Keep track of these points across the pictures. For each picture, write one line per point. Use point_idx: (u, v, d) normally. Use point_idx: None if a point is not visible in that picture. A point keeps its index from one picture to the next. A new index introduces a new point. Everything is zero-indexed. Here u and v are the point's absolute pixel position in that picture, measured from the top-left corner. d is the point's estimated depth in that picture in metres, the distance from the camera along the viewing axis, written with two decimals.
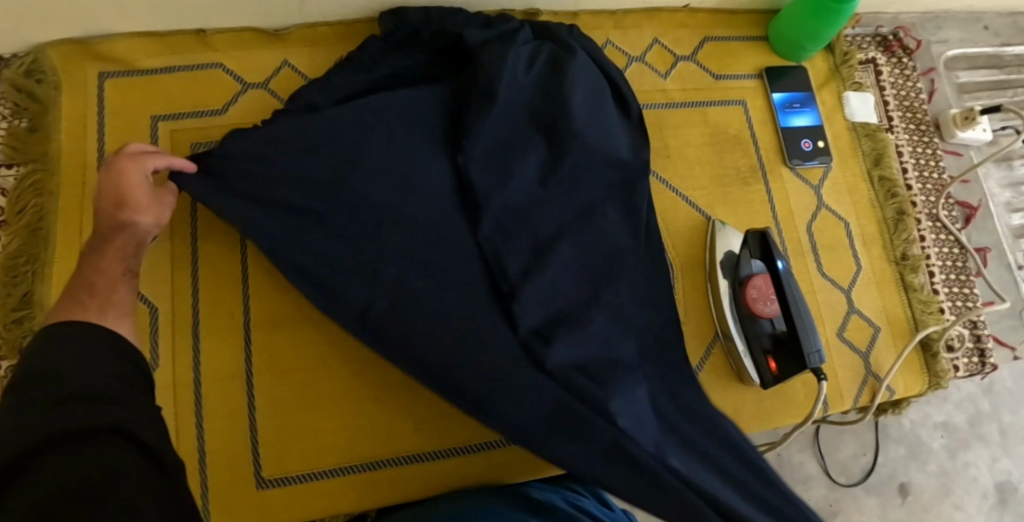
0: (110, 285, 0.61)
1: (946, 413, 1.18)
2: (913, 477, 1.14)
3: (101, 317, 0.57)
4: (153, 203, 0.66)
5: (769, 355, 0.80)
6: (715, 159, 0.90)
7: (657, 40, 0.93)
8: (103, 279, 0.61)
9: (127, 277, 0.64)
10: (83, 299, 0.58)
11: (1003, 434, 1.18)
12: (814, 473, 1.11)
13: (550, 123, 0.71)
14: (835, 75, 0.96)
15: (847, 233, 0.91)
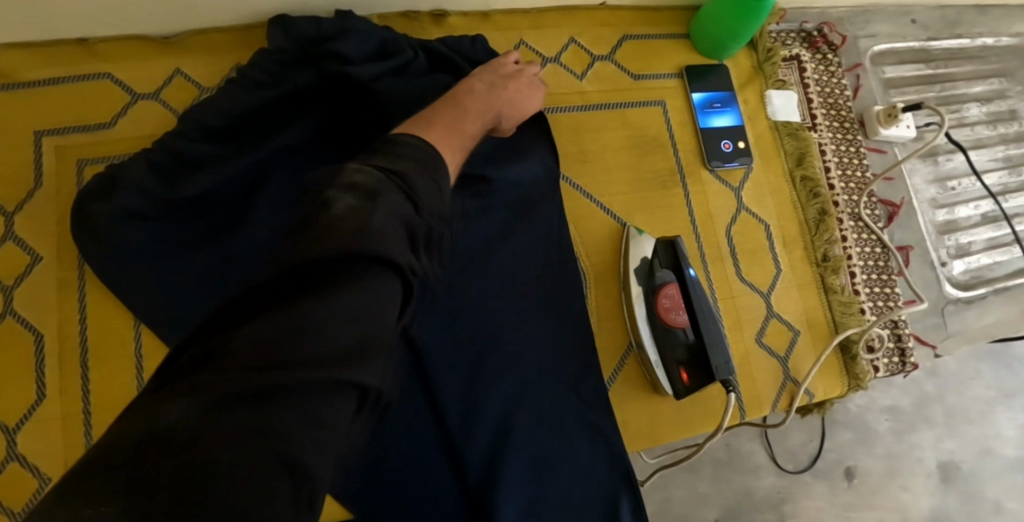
0: None
1: (892, 398, 1.18)
2: (859, 460, 1.14)
3: None
4: None
5: (681, 365, 0.79)
6: (633, 163, 0.88)
7: (574, 39, 0.90)
8: None
9: None
10: None
11: (948, 415, 1.20)
12: (763, 461, 1.11)
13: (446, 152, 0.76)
14: (758, 73, 0.95)
15: (767, 235, 0.90)
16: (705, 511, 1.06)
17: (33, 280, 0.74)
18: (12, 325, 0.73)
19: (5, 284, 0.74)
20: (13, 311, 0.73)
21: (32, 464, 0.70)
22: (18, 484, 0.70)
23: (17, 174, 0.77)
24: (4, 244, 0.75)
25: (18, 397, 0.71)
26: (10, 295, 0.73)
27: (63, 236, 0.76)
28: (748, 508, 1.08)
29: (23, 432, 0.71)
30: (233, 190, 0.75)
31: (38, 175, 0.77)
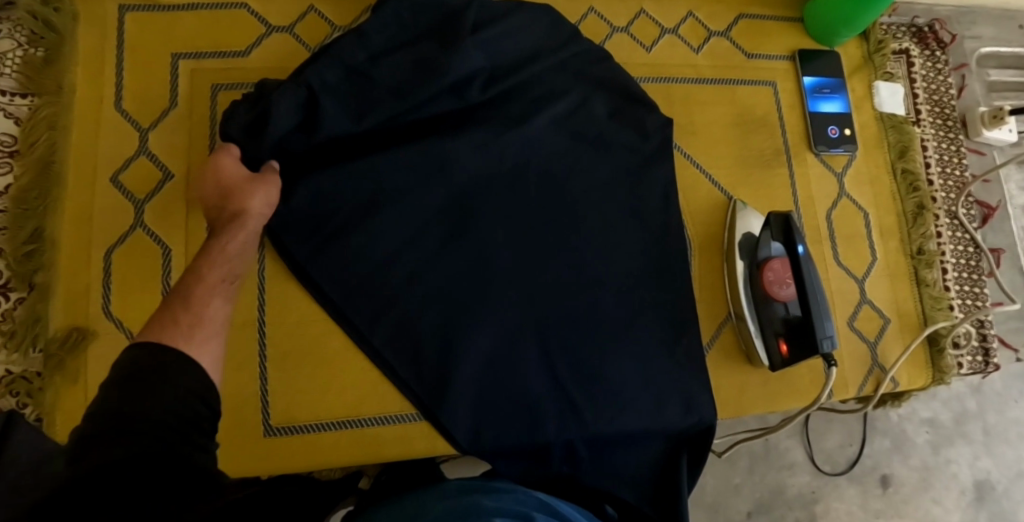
0: (207, 297, 0.60)
1: (932, 410, 1.16)
2: (894, 469, 1.14)
3: (192, 341, 0.55)
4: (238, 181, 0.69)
5: (780, 338, 0.81)
6: (741, 138, 0.89)
7: (692, 12, 0.91)
8: (201, 293, 0.60)
9: (226, 285, 0.63)
10: (178, 318, 0.57)
11: (987, 434, 1.16)
12: (800, 459, 1.11)
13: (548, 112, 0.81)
14: (867, 63, 0.95)
15: (866, 223, 0.91)
16: (739, 501, 1.07)
17: (163, 195, 0.77)
18: (141, 238, 0.76)
19: (137, 197, 0.76)
20: (142, 223, 0.76)
21: None
22: None
23: (153, 95, 0.79)
24: (136, 159, 0.77)
25: (145, 306, 0.74)
26: (140, 208, 0.76)
27: (193, 156, 0.78)
28: (780, 504, 1.09)
29: None
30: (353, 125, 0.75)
31: (173, 96, 0.79)
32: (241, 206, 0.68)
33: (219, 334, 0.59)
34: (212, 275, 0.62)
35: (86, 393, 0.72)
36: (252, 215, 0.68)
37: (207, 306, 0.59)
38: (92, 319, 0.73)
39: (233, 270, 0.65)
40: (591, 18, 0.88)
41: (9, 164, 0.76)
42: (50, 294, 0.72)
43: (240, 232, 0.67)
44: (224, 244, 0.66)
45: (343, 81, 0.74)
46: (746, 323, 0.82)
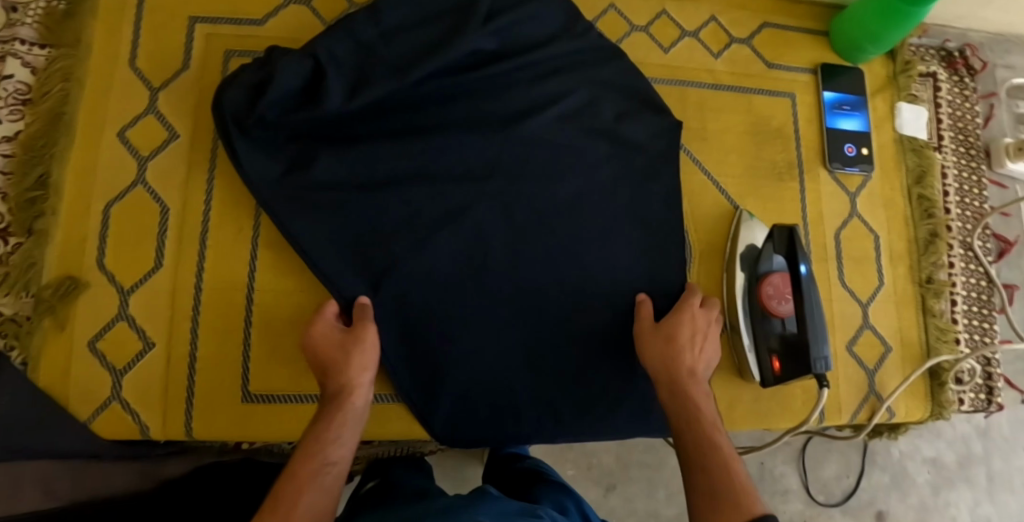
0: (300, 493, 0.58)
1: (936, 449, 1.12)
2: (892, 507, 1.10)
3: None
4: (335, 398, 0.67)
5: (773, 355, 0.78)
6: (753, 149, 0.87)
7: (714, 17, 0.90)
8: (292, 485, 0.58)
9: (326, 473, 0.61)
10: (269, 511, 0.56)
11: (991, 480, 1.12)
12: (794, 486, 1.08)
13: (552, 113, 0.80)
14: (892, 83, 0.93)
15: (876, 246, 0.89)
16: None
17: (167, 154, 0.77)
18: (140, 195, 0.76)
19: (141, 153, 0.77)
20: (144, 181, 0.76)
21: (141, 329, 0.74)
22: (125, 344, 0.73)
23: (166, 56, 0.79)
24: (144, 116, 0.78)
25: (138, 262, 0.74)
26: (144, 166, 0.76)
27: (200, 118, 0.78)
28: None
29: (137, 296, 0.74)
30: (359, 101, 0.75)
31: (186, 57, 0.79)
32: (343, 382, 0.67)
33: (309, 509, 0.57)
34: (303, 468, 0.60)
35: (71, 342, 0.72)
36: (353, 398, 0.66)
37: (300, 497, 0.57)
38: (84, 271, 0.74)
39: (335, 446, 0.63)
40: (610, 14, 0.87)
41: (22, 112, 0.78)
42: (46, 241, 0.74)
43: (348, 418, 0.65)
44: (325, 430, 0.64)
45: (346, 55, 0.74)
46: (739, 336, 0.80)
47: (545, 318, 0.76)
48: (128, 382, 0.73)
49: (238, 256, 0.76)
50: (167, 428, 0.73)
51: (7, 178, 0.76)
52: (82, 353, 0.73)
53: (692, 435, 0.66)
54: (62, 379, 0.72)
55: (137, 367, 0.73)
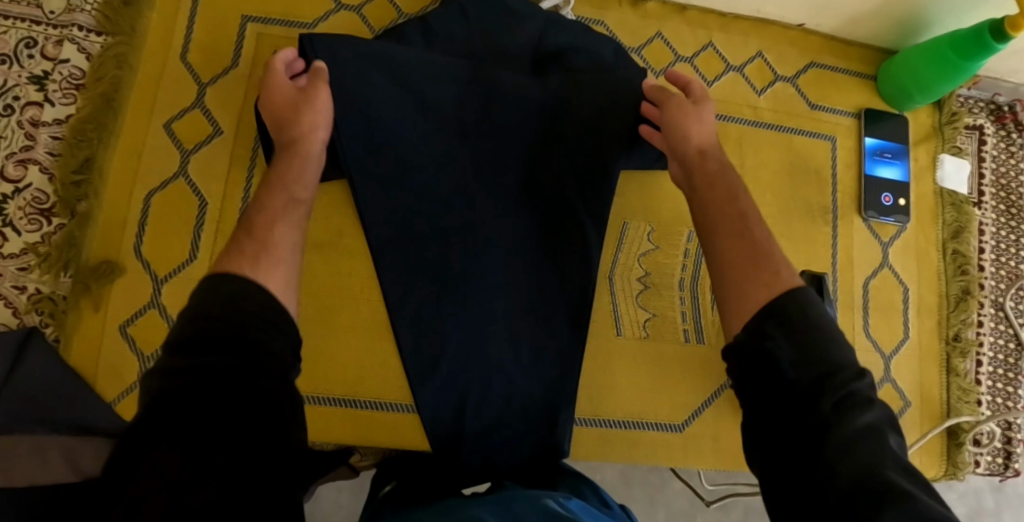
0: (282, 245, 0.60)
1: (945, 502, 1.10)
2: None
3: (255, 269, 0.56)
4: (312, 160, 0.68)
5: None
6: (788, 189, 0.87)
7: (761, 53, 0.89)
8: (274, 237, 0.60)
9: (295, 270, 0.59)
10: (245, 254, 0.57)
11: None
12: None
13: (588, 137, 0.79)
14: (936, 134, 0.91)
15: (904, 298, 0.88)
16: None
17: (209, 149, 0.79)
18: (181, 187, 0.78)
19: (185, 147, 0.79)
20: (186, 173, 0.78)
21: (171, 317, 0.76)
22: (154, 330, 0.75)
23: (216, 52, 0.81)
24: (191, 111, 0.79)
25: (174, 252, 0.77)
26: (186, 158, 0.78)
27: (244, 116, 0.80)
28: None
29: (171, 284, 0.76)
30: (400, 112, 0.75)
31: (236, 55, 0.81)
32: (292, 174, 0.66)
33: (281, 303, 0.56)
34: (281, 241, 0.60)
35: (103, 324, 0.75)
36: (301, 200, 0.66)
37: (270, 250, 0.58)
38: (122, 255, 0.76)
39: (290, 237, 0.61)
40: (656, 43, 0.87)
41: (74, 96, 0.80)
42: (87, 224, 0.76)
43: (295, 198, 0.65)
44: (281, 214, 0.63)
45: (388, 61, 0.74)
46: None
47: (562, 343, 0.78)
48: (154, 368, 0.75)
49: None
50: None
51: (56, 159, 0.79)
52: (112, 335, 0.75)
53: (715, 195, 0.65)
54: (91, 359, 0.74)
55: None
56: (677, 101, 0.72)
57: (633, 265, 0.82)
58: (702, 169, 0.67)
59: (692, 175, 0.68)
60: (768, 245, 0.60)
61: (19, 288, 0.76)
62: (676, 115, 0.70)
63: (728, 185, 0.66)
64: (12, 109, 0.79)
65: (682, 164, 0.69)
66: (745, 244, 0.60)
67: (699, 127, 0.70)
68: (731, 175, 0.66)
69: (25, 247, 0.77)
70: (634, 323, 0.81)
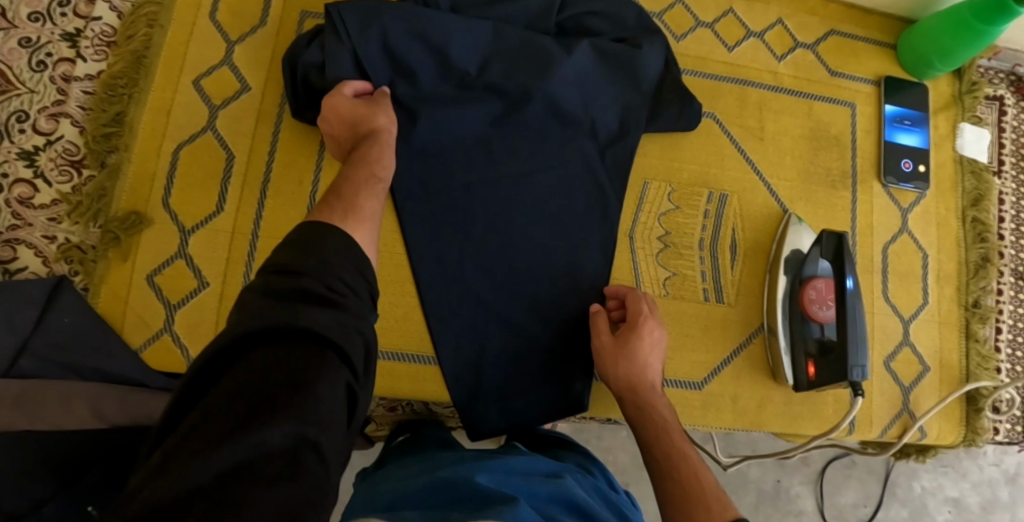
0: (355, 192, 0.62)
1: (959, 490, 1.09)
2: None
3: (343, 220, 0.58)
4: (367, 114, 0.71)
5: (810, 360, 0.78)
6: (809, 154, 0.87)
7: (781, 20, 0.90)
8: (351, 186, 0.63)
9: (371, 185, 0.65)
10: (334, 203, 0.60)
11: None
12: (809, 509, 1.07)
13: (607, 96, 0.80)
14: (956, 102, 0.91)
15: (924, 265, 0.88)
16: None
17: (237, 104, 0.80)
18: (209, 140, 0.79)
19: (213, 102, 0.80)
20: (214, 127, 0.79)
21: (197, 267, 0.77)
22: (180, 280, 0.77)
23: (245, 11, 0.82)
24: (219, 67, 0.81)
25: (200, 205, 0.78)
26: (214, 113, 0.80)
27: (271, 73, 0.81)
28: None
29: (197, 236, 0.77)
30: (426, 67, 0.76)
31: (263, 13, 0.82)
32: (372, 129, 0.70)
33: (370, 201, 0.63)
34: (360, 177, 0.65)
35: (131, 272, 0.76)
36: (387, 137, 0.70)
37: (359, 200, 0.62)
38: (150, 206, 0.77)
39: (377, 174, 0.67)
40: (677, 8, 0.88)
41: (106, 52, 0.82)
42: (118, 175, 0.77)
43: (383, 149, 0.69)
44: (369, 159, 0.67)
45: (414, 15, 0.74)
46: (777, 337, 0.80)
47: (582, 299, 0.79)
48: (180, 316, 0.76)
49: (300, 206, 0.79)
50: None
51: (87, 113, 0.80)
52: (139, 284, 0.76)
53: (647, 429, 0.67)
54: (119, 307, 0.75)
55: (190, 302, 0.76)
56: (612, 340, 0.73)
57: (653, 224, 0.83)
58: (630, 419, 0.70)
59: (628, 410, 0.70)
60: (697, 477, 0.61)
61: (49, 237, 0.77)
62: (618, 368, 0.71)
63: (661, 415, 0.68)
64: (45, 65, 0.81)
65: (621, 399, 0.71)
66: (672, 459, 0.64)
67: (637, 367, 0.70)
68: (658, 407, 0.69)
69: (56, 198, 0.78)
70: (655, 281, 0.82)
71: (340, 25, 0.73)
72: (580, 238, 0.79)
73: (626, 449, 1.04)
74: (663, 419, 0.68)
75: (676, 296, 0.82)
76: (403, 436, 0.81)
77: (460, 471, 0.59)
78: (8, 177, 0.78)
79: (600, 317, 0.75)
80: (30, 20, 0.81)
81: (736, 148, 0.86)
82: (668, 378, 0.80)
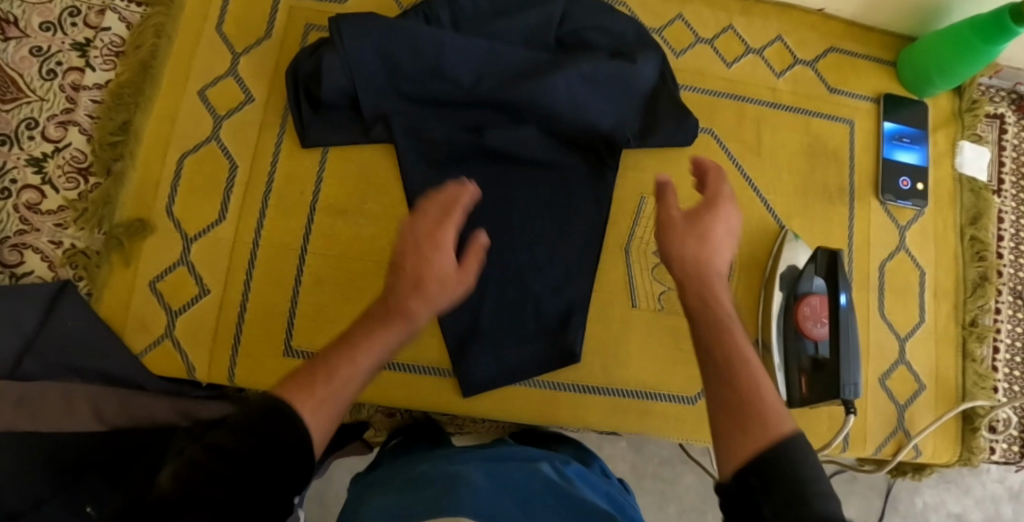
0: (350, 359, 0.56)
1: (962, 509, 1.09)
2: None
3: (315, 409, 0.52)
4: (447, 217, 0.65)
5: (802, 375, 0.78)
6: (806, 172, 0.88)
7: (781, 36, 0.90)
8: (346, 370, 0.55)
9: (369, 371, 0.57)
10: (319, 384, 0.53)
11: None
12: None
13: (606, 110, 0.81)
14: (956, 120, 0.91)
15: (921, 283, 0.88)
16: None
17: (241, 115, 0.81)
18: (212, 150, 0.80)
19: (218, 112, 0.81)
20: (217, 137, 0.81)
21: (199, 273, 0.78)
22: (182, 286, 0.78)
23: (250, 23, 0.84)
24: (224, 78, 0.82)
25: (203, 213, 0.79)
26: (218, 123, 0.81)
27: (275, 84, 0.82)
28: None
29: (199, 244, 0.78)
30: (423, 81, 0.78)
31: (269, 26, 0.84)
32: (438, 241, 0.64)
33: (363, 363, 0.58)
34: (364, 346, 0.58)
35: (135, 278, 0.78)
36: (443, 257, 0.63)
37: (351, 362, 0.56)
38: (154, 214, 0.79)
39: (413, 316, 0.60)
40: (677, 25, 0.88)
41: (114, 62, 0.83)
42: (123, 182, 0.79)
43: (420, 307, 0.61)
44: (425, 291, 0.61)
45: (412, 30, 0.76)
46: (772, 353, 0.81)
47: (577, 312, 0.79)
48: (181, 322, 0.78)
49: (328, 275, 0.79)
50: (209, 371, 0.77)
51: (94, 122, 0.82)
52: (142, 289, 0.78)
53: (707, 324, 0.54)
54: (122, 312, 0.77)
55: (191, 309, 0.78)
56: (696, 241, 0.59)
57: (649, 239, 0.83)
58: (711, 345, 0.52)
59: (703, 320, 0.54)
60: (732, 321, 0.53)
61: (55, 243, 0.79)
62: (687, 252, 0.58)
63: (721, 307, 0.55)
64: (55, 73, 0.83)
65: (692, 300, 0.56)
66: (713, 317, 0.54)
67: (707, 250, 0.59)
68: (723, 300, 0.56)
69: (63, 204, 0.80)
70: (649, 295, 0.83)
71: (340, 39, 0.75)
72: (575, 252, 0.80)
73: (625, 458, 1.05)
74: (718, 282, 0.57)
75: (672, 310, 0.83)
76: (394, 441, 0.81)
77: (440, 466, 0.63)
78: (16, 183, 0.80)
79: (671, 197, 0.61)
80: (41, 29, 0.83)
81: (733, 164, 0.86)
82: (665, 392, 0.81)
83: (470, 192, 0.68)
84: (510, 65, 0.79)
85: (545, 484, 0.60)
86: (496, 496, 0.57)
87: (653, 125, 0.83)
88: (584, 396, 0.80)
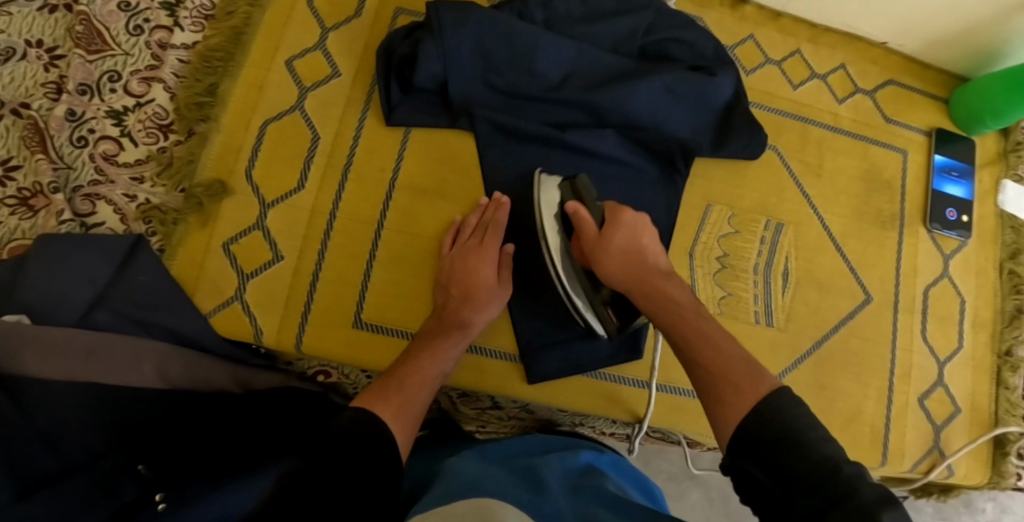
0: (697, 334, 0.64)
1: None
2: None
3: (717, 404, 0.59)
4: (626, 226, 0.71)
5: (609, 309, 0.74)
6: (862, 195, 0.91)
7: (844, 65, 0.94)
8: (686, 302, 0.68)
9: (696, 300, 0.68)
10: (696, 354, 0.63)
11: None
12: None
13: (685, 119, 0.84)
14: (1001, 159, 0.96)
15: (961, 310, 0.92)
16: None
17: (327, 89, 0.82)
18: (296, 120, 0.81)
19: (304, 83, 0.82)
20: (302, 108, 0.82)
21: (274, 239, 0.79)
22: (256, 251, 0.78)
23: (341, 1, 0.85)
24: (312, 51, 0.83)
25: (283, 181, 0.80)
26: (304, 94, 0.82)
27: (362, 62, 0.84)
28: None
29: (277, 211, 0.79)
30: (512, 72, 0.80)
31: (360, 6, 0.85)
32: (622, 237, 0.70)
33: (425, 396, 0.70)
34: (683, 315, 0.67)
35: (209, 238, 0.78)
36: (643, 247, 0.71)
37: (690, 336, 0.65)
38: (234, 177, 0.79)
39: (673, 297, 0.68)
40: (749, 44, 0.92)
41: (203, 24, 0.84)
42: (205, 142, 0.79)
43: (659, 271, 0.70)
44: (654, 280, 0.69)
45: (508, 21, 0.78)
46: (571, 298, 0.75)
47: None
48: (252, 286, 0.78)
49: (403, 253, 0.80)
50: (277, 338, 0.77)
51: (179, 81, 0.82)
52: (215, 251, 0.78)
53: (726, 360, 0.62)
54: (194, 271, 0.77)
55: (264, 273, 0.78)
56: (650, 255, 0.71)
57: (713, 245, 0.86)
58: (676, 331, 0.65)
59: (659, 317, 0.67)
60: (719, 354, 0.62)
61: (129, 196, 0.79)
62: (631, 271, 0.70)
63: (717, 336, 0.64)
64: (142, 30, 0.83)
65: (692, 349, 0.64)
66: (734, 360, 0.61)
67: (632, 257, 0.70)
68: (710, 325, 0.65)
69: (141, 158, 0.80)
70: (710, 299, 0.85)
71: (439, 23, 0.76)
72: None
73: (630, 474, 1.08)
74: (689, 313, 0.66)
75: (730, 315, 0.85)
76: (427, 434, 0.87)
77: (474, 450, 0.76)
78: (95, 133, 0.79)
79: (589, 215, 0.72)
80: None
81: (795, 181, 0.90)
82: None
83: (635, 219, 0.72)
84: (597, 67, 0.82)
85: (569, 484, 0.67)
86: (522, 492, 0.64)
87: (725, 136, 0.86)
88: (641, 391, 0.82)
